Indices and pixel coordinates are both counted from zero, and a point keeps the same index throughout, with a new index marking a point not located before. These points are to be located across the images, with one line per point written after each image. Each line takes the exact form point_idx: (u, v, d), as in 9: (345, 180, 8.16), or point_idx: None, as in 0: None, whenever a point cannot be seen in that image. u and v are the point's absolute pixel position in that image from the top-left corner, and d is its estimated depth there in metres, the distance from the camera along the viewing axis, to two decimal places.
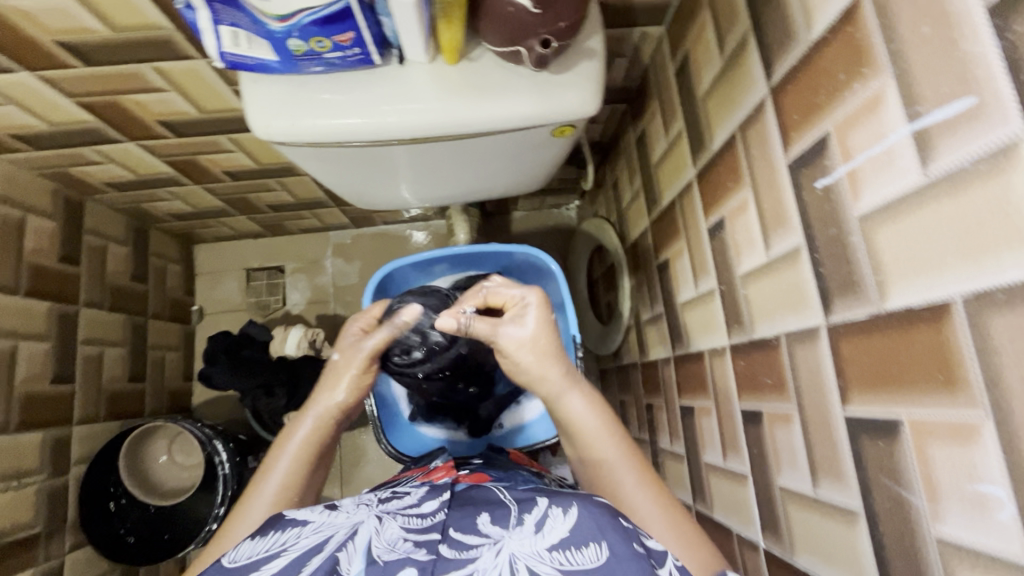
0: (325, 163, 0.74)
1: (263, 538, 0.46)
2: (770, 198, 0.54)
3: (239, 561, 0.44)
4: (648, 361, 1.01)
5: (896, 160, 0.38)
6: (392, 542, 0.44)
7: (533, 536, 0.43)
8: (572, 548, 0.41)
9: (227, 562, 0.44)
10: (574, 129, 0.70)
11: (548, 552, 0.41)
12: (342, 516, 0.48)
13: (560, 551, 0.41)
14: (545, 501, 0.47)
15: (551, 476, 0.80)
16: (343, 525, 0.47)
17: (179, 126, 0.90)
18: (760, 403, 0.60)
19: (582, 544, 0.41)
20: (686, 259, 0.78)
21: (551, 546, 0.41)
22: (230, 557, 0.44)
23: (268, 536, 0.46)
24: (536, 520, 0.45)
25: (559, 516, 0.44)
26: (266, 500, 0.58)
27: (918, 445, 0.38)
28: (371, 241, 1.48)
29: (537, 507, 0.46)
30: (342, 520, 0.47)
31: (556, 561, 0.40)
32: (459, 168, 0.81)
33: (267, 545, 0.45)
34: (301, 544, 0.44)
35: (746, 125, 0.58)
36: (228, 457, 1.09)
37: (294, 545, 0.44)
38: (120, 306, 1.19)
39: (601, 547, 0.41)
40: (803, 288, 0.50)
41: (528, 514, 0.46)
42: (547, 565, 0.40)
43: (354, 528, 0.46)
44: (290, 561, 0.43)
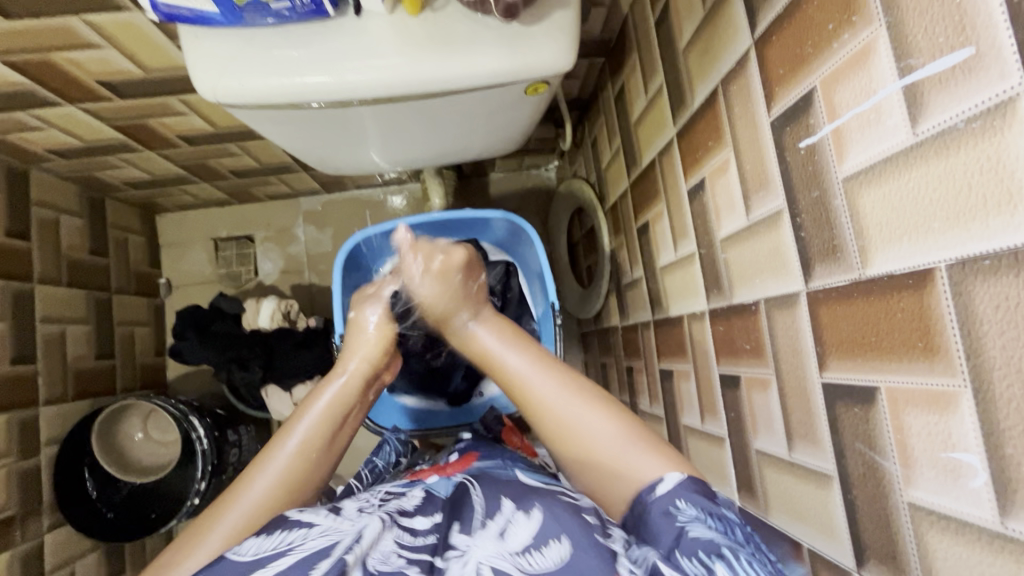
0: (283, 127, 0.69)
1: (268, 536, 0.46)
2: (751, 157, 0.52)
3: (244, 555, 0.45)
4: (629, 325, 1.00)
5: (884, 118, 0.36)
6: (386, 555, 0.46)
7: (497, 542, 0.45)
8: (534, 550, 0.44)
9: (230, 556, 0.45)
10: (548, 85, 0.66)
11: (512, 554, 0.44)
12: (347, 522, 0.48)
13: (522, 553, 0.44)
14: (509, 507, 0.49)
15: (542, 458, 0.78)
16: (348, 531, 0.47)
17: (123, 86, 0.83)
18: (737, 367, 0.59)
19: (543, 545, 0.44)
20: (665, 221, 0.76)
21: (516, 550, 0.44)
22: (233, 552, 0.45)
23: (274, 534, 0.46)
24: (501, 525, 0.48)
25: (522, 522, 0.47)
26: (275, 471, 0.56)
27: (894, 412, 0.38)
28: (344, 206, 1.42)
29: (503, 512, 0.49)
30: (346, 526, 0.47)
31: (517, 562, 0.43)
32: (428, 129, 0.76)
33: (271, 544, 0.45)
34: (308, 545, 0.45)
35: (728, 80, 0.55)
36: (206, 432, 1.06)
37: (299, 545, 0.45)
38: (80, 281, 1.14)
39: (563, 543, 0.44)
40: (784, 252, 0.48)
41: (493, 519, 0.48)
42: (509, 564, 0.43)
43: (360, 532, 0.46)
44: (296, 561, 0.43)
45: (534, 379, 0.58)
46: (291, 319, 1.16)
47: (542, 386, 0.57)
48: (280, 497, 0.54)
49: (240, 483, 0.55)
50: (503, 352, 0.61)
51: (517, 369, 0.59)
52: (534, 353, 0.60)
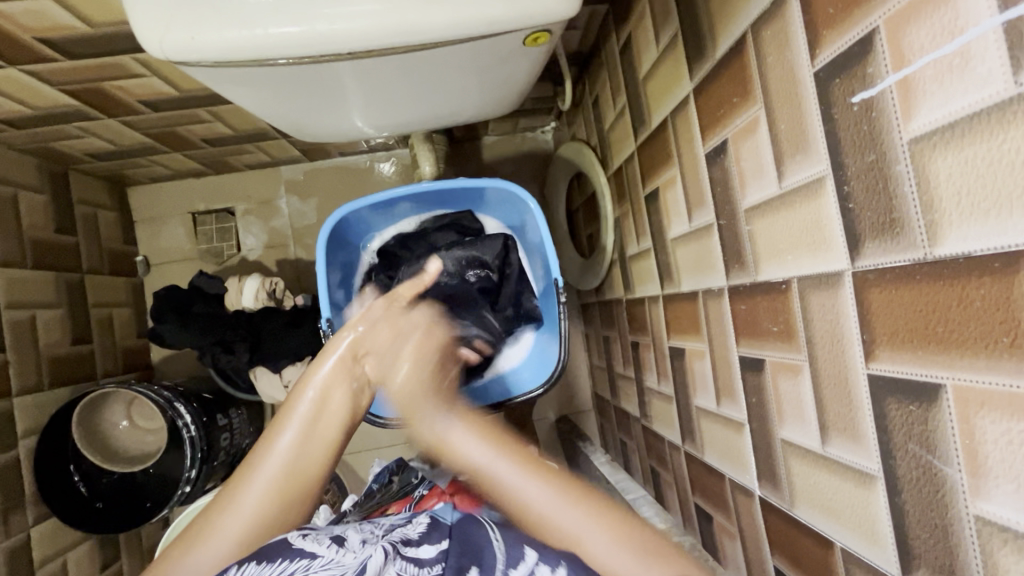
0: (249, 88, 0.61)
1: (269, 564, 0.46)
2: (786, 115, 0.45)
3: None
4: (634, 298, 0.95)
5: (973, 64, 0.29)
6: None
7: None
8: None
9: None
10: (549, 35, 0.58)
11: None
12: (350, 555, 0.48)
13: None
14: (532, 555, 0.49)
15: None
16: (350, 565, 0.47)
17: (67, 44, 0.73)
18: (762, 350, 0.54)
19: None
20: (679, 188, 0.69)
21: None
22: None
23: (276, 563, 0.46)
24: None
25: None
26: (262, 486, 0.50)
27: (961, 414, 0.33)
28: (328, 175, 1.34)
29: (524, 563, 0.49)
30: (349, 559, 0.47)
31: None
32: (415, 88, 0.68)
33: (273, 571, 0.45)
34: None
35: (760, 24, 0.47)
36: (193, 419, 1.01)
37: None
38: (47, 262, 1.06)
39: None
40: (825, 226, 0.42)
41: (514, 570, 0.48)
42: None
43: (363, 565, 0.46)
44: None
45: (528, 488, 0.50)
46: (277, 298, 1.08)
47: (537, 498, 0.49)
48: (266, 517, 0.50)
49: (215, 510, 0.51)
50: (477, 453, 0.52)
51: (508, 479, 0.50)
52: (523, 458, 0.51)
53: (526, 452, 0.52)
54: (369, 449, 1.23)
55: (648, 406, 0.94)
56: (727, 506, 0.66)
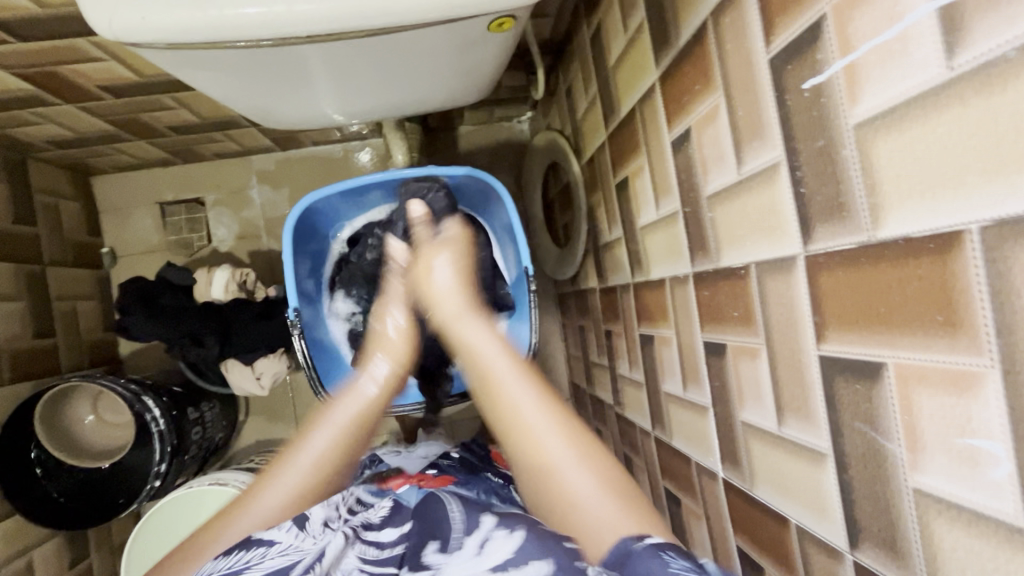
0: (208, 72, 0.60)
1: (228, 556, 0.50)
2: (744, 103, 0.46)
3: None
4: (607, 287, 0.96)
5: (910, 50, 0.30)
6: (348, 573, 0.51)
7: (474, 559, 0.46)
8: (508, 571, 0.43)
9: None
10: (514, 21, 0.58)
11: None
12: (309, 540, 0.53)
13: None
14: (488, 524, 0.50)
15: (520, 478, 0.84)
16: (309, 550, 0.52)
17: (18, 25, 0.70)
18: (724, 335, 0.55)
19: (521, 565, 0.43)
20: (647, 176, 0.70)
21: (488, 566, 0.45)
22: None
23: (234, 554, 0.50)
24: (479, 542, 0.48)
25: (503, 538, 0.47)
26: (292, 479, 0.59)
27: (902, 391, 0.34)
28: (300, 165, 1.32)
29: (484, 530, 0.49)
30: (308, 545, 0.52)
31: None
32: (382, 74, 0.67)
33: (231, 562, 0.49)
34: (268, 564, 0.49)
35: (719, 11, 0.47)
36: (162, 412, 0.99)
37: (259, 564, 0.49)
38: (5, 254, 1.02)
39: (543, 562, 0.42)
40: (780, 212, 0.43)
41: (473, 538, 0.49)
42: None
43: (321, 552, 0.52)
44: None
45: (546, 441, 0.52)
46: (249, 289, 1.11)
47: (552, 449, 0.52)
48: None
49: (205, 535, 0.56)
50: (518, 395, 0.55)
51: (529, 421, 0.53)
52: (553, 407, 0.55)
53: (574, 416, 0.55)
54: None
55: (621, 393, 0.95)
56: (693, 488, 0.67)
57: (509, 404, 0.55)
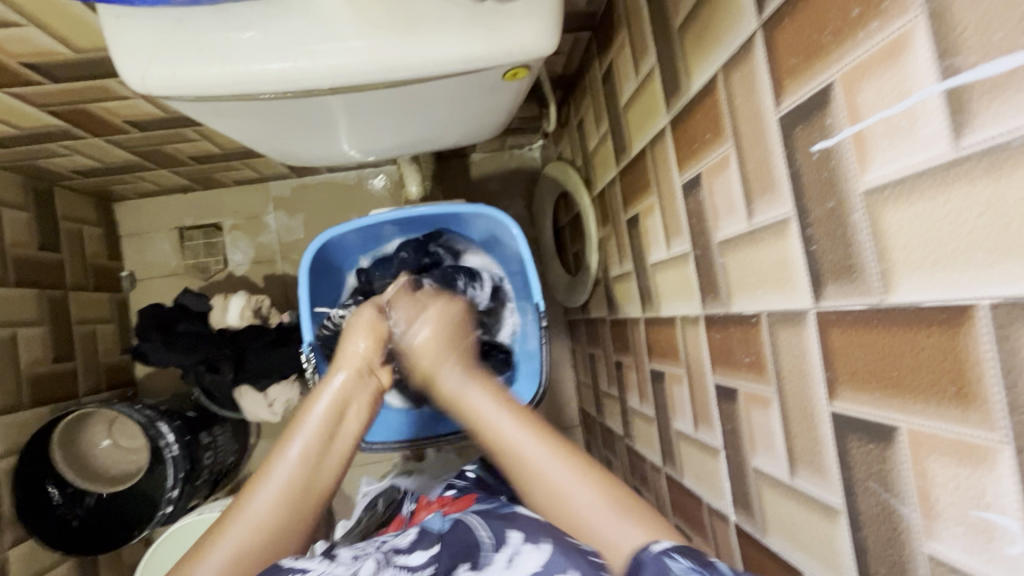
0: (233, 119, 0.62)
1: None
2: (755, 156, 0.46)
3: None
4: (617, 319, 0.96)
5: (918, 126, 0.30)
6: None
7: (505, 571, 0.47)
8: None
9: None
10: (529, 70, 0.59)
11: None
12: (341, 567, 0.52)
13: None
14: (518, 537, 0.51)
15: None
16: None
17: (52, 68, 0.73)
18: (735, 380, 0.55)
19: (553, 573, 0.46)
20: (657, 216, 0.71)
21: None
22: None
23: None
24: (509, 556, 0.49)
25: (531, 552, 0.49)
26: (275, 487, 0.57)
27: (915, 456, 0.34)
28: (315, 191, 1.34)
29: (512, 543, 0.51)
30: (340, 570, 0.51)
31: None
32: (399, 116, 0.69)
33: None
34: None
35: (729, 66, 0.49)
36: (176, 438, 1.00)
37: None
38: (30, 281, 1.05)
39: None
40: (791, 265, 0.44)
41: (500, 552, 0.50)
42: None
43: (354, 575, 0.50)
44: None
45: (548, 466, 0.56)
46: (263, 315, 1.10)
47: (558, 476, 0.55)
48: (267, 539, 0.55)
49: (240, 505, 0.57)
50: (507, 425, 0.58)
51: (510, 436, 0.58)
52: (541, 430, 0.58)
53: (555, 434, 0.59)
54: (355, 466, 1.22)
55: (631, 425, 0.95)
56: (704, 529, 0.67)
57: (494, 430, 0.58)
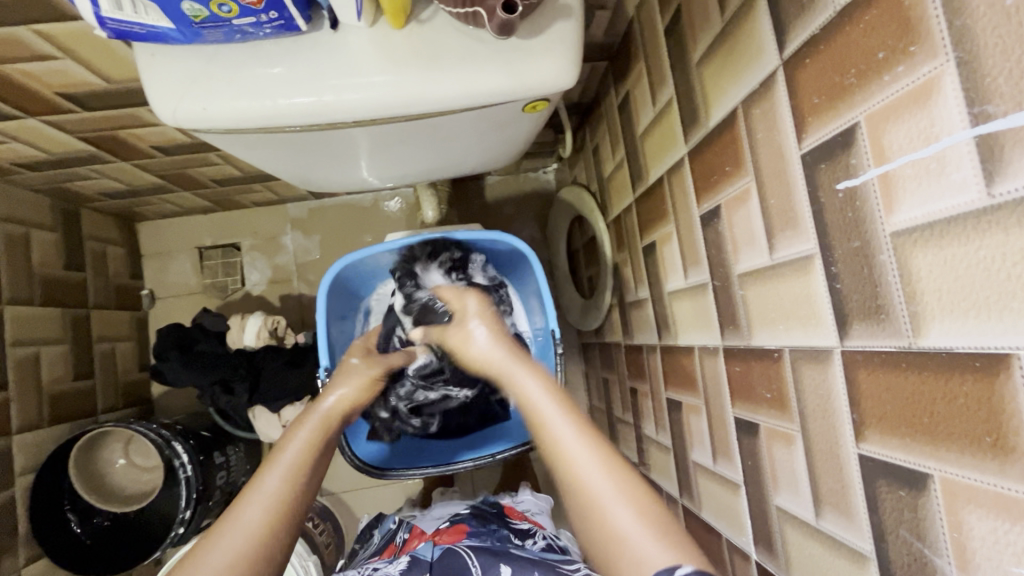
0: (259, 150, 0.63)
1: None
2: (776, 192, 0.46)
3: None
4: (632, 344, 0.96)
5: (949, 171, 0.30)
6: None
7: None
8: None
9: None
10: (548, 103, 0.60)
11: None
12: None
13: None
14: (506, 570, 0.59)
15: (544, 532, 0.77)
16: None
17: (85, 98, 0.76)
18: (757, 415, 0.54)
19: None
20: (674, 244, 0.70)
21: None
22: None
23: None
24: None
25: None
26: (246, 528, 0.49)
27: (950, 506, 0.33)
28: (332, 213, 1.36)
29: None
30: None
31: None
32: (419, 146, 0.70)
33: None
34: None
35: (750, 100, 0.49)
36: (190, 458, 1.00)
37: None
38: (54, 299, 1.07)
39: None
40: (814, 302, 0.43)
41: None
42: None
43: None
44: None
45: (582, 459, 0.50)
46: (279, 335, 1.11)
47: (592, 476, 0.49)
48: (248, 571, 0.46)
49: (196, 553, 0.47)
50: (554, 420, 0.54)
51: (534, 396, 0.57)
52: (580, 421, 0.54)
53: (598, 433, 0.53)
54: (365, 488, 1.22)
55: (646, 453, 0.94)
56: (723, 566, 0.65)
57: (538, 413, 0.56)
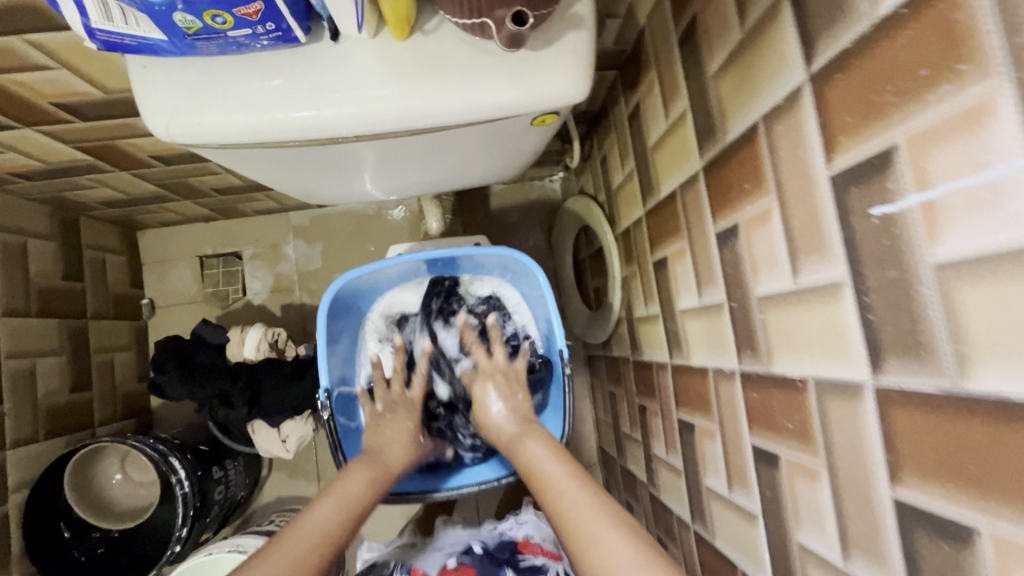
0: (257, 163, 0.61)
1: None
2: (801, 214, 0.44)
3: None
4: (641, 360, 0.93)
5: (1003, 202, 0.27)
6: None
7: None
8: None
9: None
10: (557, 116, 0.58)
11: None
12: None
13: None
14: None
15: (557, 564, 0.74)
16: None
17: (80, 108, 0.74)
18: (777, 446, 0.52)
19: None
20: (687, 261, 0.68)
21: None
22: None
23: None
24: None
25: None
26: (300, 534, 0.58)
27: (1000, 565, 0.30)
28: (334, 221, 1.34)
29: None
30: None
31: None
32: (424, 159, 0.67)
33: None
34: None
35: (772, 116, 0.46)
36: (187, 475, 0.98)
37: None
38: (51, 311, 1.05)
39: None
40: (843, 333, 0.40)
41: None
42: None
43: None
44: None
45: (573, 491, 0.59)
46: (279, 348, 1.08)
47: (575, 499, 0.58)
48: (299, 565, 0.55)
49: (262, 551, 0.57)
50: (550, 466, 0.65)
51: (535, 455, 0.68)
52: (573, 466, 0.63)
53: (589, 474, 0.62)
54: None
55: (655, 472, 0.91)
56: None
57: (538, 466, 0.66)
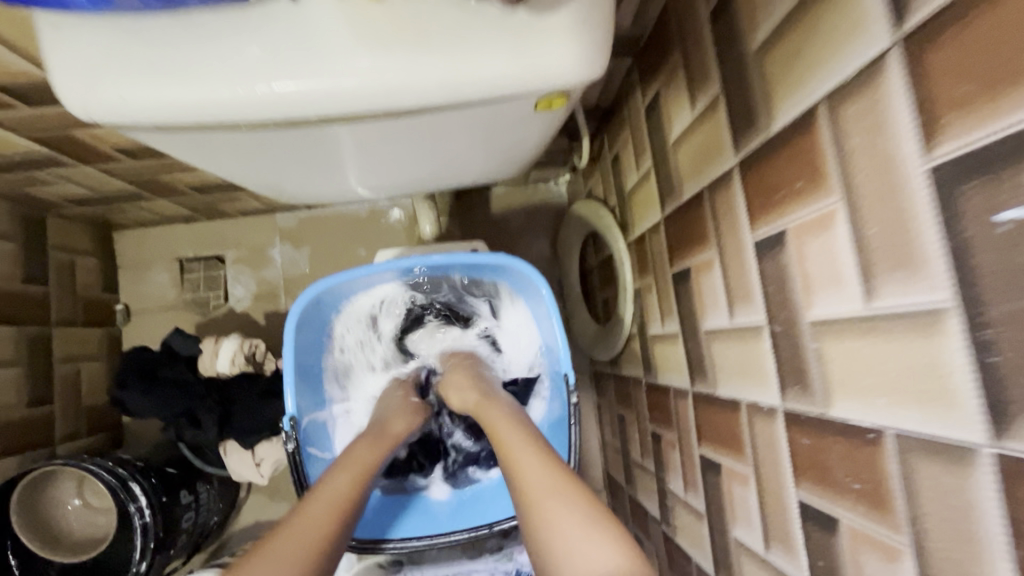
0: (213, 152, 0.52)
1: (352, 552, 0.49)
2: (880, 218, 0.34)
3: None
4: (655, 383, 0.83)
5: None
6: None
7: None
8: None
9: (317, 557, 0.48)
10: (567, 99, 0.48)
11: None
12: None
13: None
14: None
15: None
16: None
17: (24, 91, 0.65)
18: (835, 507, 0.41)
19: None
20: (715, 274, 0.58)
21: None
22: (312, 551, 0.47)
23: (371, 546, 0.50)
24: None
25: None
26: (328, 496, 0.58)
27: None
28: (324, 224, 1.25)
29: None
30: None
31: None
32: (410, 151, 0.58)
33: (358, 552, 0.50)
34: None
35: (841, 95, 0.36)
36: (149, 502, 0.88)
37: None
38: (8, 317, 0.96)
39: None
40: (943, 377, 0.31)
41: None
42: None
43: None
44: None
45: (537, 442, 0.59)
46: (257, 362, 0.98)
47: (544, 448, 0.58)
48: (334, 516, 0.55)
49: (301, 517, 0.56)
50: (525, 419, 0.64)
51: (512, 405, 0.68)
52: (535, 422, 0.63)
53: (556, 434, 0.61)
54: None
55: (670, 511, 0.80)
56: None
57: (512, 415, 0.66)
